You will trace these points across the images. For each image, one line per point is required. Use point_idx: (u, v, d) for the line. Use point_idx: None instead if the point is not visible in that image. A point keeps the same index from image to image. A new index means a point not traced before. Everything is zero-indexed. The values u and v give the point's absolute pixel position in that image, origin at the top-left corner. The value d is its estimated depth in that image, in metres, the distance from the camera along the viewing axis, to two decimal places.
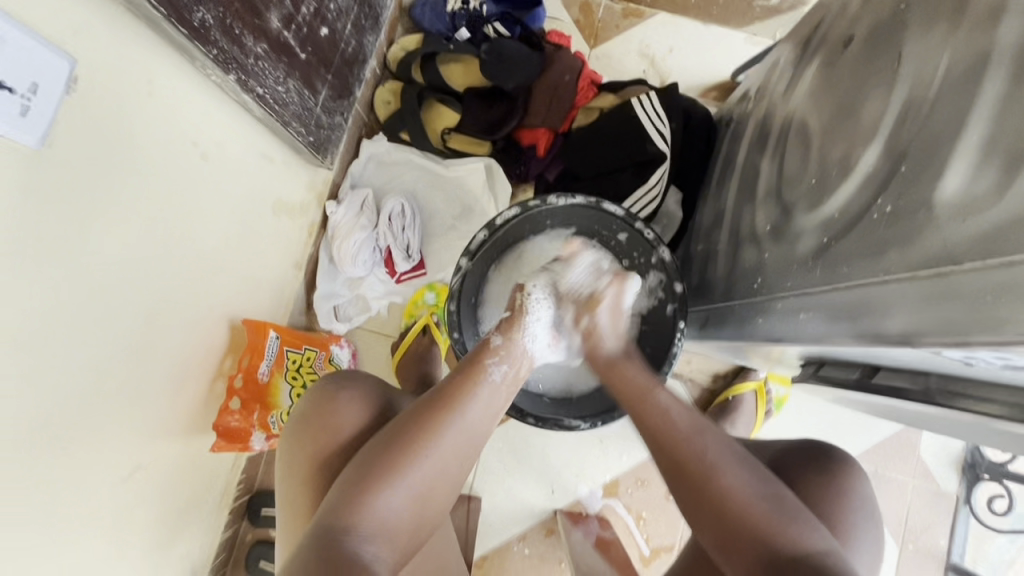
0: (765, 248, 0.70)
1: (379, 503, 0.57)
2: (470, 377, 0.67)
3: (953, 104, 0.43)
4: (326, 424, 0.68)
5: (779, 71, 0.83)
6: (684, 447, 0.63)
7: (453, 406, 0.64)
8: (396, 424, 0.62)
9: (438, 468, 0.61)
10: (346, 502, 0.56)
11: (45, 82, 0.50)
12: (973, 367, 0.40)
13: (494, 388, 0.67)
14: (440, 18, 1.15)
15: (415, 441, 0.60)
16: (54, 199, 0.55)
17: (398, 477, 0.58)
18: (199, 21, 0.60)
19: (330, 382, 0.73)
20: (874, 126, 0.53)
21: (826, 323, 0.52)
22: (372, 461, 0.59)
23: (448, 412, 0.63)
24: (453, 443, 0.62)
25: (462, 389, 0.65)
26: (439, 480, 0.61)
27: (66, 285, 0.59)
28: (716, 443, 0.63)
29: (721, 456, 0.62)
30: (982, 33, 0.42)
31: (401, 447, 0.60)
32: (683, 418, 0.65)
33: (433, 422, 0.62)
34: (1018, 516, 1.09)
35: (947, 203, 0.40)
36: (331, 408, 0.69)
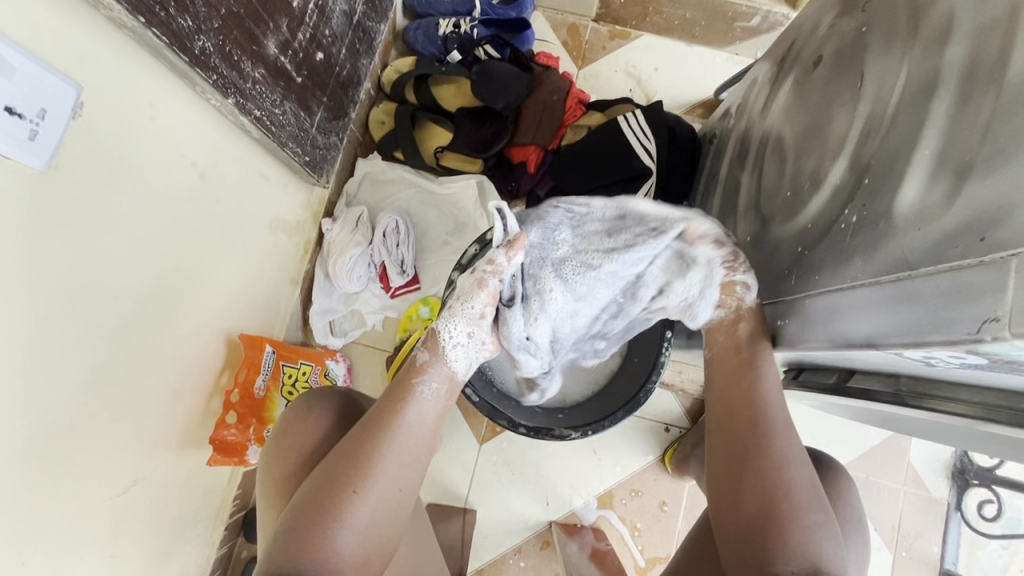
0: (746, 258, 0.73)
1: (323, 543, 0.55)
2: (400, 399, 0.64)
3: (907, 121, 0.46)
4: (289, 452, 0.68)
5: (757, 88, 0.86)
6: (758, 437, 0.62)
7: (384, 431, 0.61)
8: (333, 456, 0.60)
9: (380, 497, 0.59)
10: (289, 541, 0.55)
11: (53, 108, 0.52)
12: (937, 367, 0.42)
13: (430, 406, 0.64)
14: (433, 42, 1.20)
15: (352, 475, 0.58)
16: (42, 215, 0.55)
17: (339, 515, 0.56)
18: (200, 48, 0.63)
19: (301, 402, 0.73)
20: (841, 141, 0.55)
21: (801, 328, 0.54)
22: (315, 498, 0.57)
23: (380, 439, 0.61)
24: (389, 470, 0.60)
25: (392, 413, 0.63)
26: (384, 507, 0.59)
27: (56, 299, 0.59)
28: (795, 443, 0.62)
29: (795, 452, 0.61)
30: (932, 56, 0.45)
31: (340, 481, 0.58)
32: (779, 411, 0.64)
33: (367, 448, 0.60)
34: (1008, 521, 1.11)
35: (905, 212, 0.43)
36: (300, 427, 0.70)
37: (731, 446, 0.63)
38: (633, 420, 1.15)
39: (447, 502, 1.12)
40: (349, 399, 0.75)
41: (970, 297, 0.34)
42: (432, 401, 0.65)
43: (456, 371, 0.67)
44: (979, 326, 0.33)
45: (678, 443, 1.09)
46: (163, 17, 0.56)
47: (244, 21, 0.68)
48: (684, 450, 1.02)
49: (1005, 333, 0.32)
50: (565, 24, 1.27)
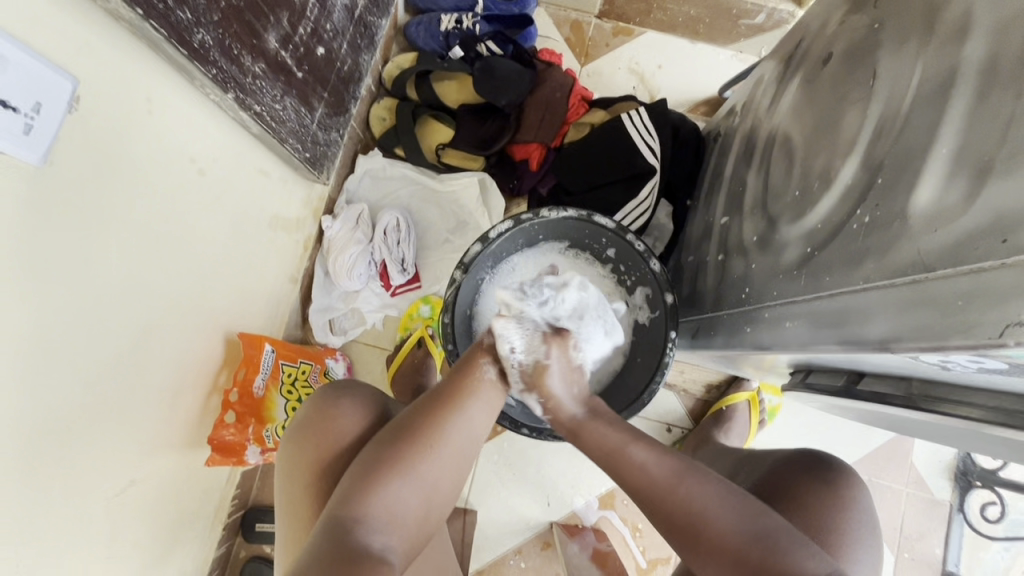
0: (752, 258, 0.72)
1: (391, 495, 0.59)
2: (473, 376, 0.70)
3: (922, 121, 0.45)
4: (335, 421, 0.69)
5: (763, 87, 0.85)
6: (656, 489, 0.62)
7: (458, 403, 0.67)
8: (406, 417, 0.65)
9: (446, 464, 0.64)
10: (360, 487, 0.59)
11: (49, 101, 0.51)
12: (952, 371, 0.42)
13: (494, 388, 0.71)
14: (434, 38, 1.18)
15: (425, 437, 0.63)
16: (36, 211, 0.53)
17: (408, 471, 0.61)
18: (199, 41, 0.61)
19: (333, 389, 0.73)
20: (852, 141, 0.55)
21: (811, 330, 0.53)
22: (383, 456, 0.61)
23: (453, 410, 0.66)
24: (457, 441, 0.65)
25: (467, 389, 0.68)
26: (445, 476, 0.64)
27: (50, 298, 0.57)
28: (704, 481, 0.62)
29: (710, 491, 0.60)
30: (949, 53, 0.44)
31: (413, 441, 0.62)
32: (661, 464, 0.64)
33: (441, 415, 0.65)
34: (1011, 523, 1.10)
35: (921, 212, 0.42)
36: (334, 409, 0.70)
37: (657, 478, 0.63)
38: (635, 421, 1.14)
39: None
40: (380, 393, 0.76)
41: (993, 302, 0.33)
42: (498, 386, 0.71)
43: (515, 383, 0.73)
44: (1002, 330, 0.32)
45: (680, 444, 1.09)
46: (161, 9, 0.55)
47: (244, 14, 0.66)
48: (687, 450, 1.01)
49: None
50: (568, 20, 1.26)
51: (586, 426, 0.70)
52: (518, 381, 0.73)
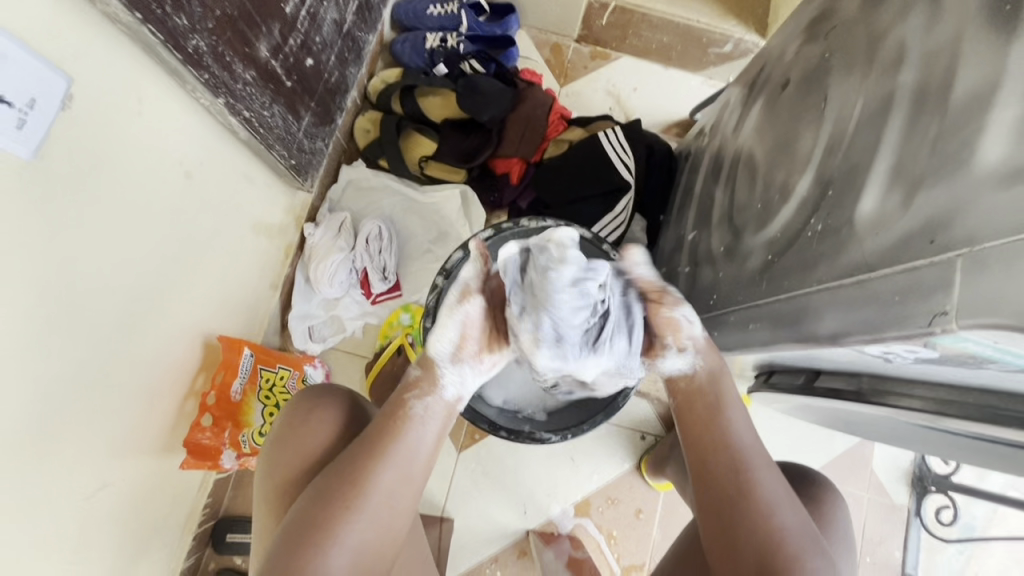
0: (719, 267, 0.76)
1: (319, 553, 0.56)
2: (398, 420, 0.64)
3: (866, 138, 0.50)
4: (291, 447, 0.68)
5: (729, 110, 0.91)
6: (744, 486, 0.61)
7: (383, 451, 0.62)
8: (334, 468, 0.61)
9: (376, 517, 0.60)
10: (290, 542, 0.57)
11: (43, 97, 0.52)
12: (893, 363, 0.45)
13: (425, 430, 0.65)
14: (420, 54, 1.22)
15: (344, 494, 0.59)
16: (24, 203, 0.54)
17: (333, 532, 0.57)
18: (193, 48, 0.63)
19: (304, 398, 0.73)
20: (807, 157, 0.60)
21: (770, 329, 0.57)
22: (309, 512, 0.58)
23: (376, 458, 0.61)
24: (385, 491, 0.61)
25: (392, 434, 0.63)
26: (377, 531, 0.60)
27: (31, 292, 0.58)
28: (774, 480, 0.62)
29: (774, 493, 0.61)
30: (887, 80, 0.49)
31: (340, 494, 0.59)
32: (747, 437, 0.65)
33: (364, 468, 0.61)
34: (964, 526, 1.15)
35: (865, 218, 0.47)
36: (304, 428, 0.69)
37: (728, 486, 0.62)
38: (611, 428, 1.17)
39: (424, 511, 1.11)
40: (353, 402, 0.75)
41: (924, 296, 0.37)
42: (432, 425, 0.65)
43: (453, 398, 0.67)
44: (930, 319, 0.36)
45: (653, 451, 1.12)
46: (159, 15, 0.57)
47: (238, 24, 0.68)
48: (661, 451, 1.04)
49: (954, 325, 0.35)
50: (548, 43, 1.32)
51: (715, 411, 0.67)
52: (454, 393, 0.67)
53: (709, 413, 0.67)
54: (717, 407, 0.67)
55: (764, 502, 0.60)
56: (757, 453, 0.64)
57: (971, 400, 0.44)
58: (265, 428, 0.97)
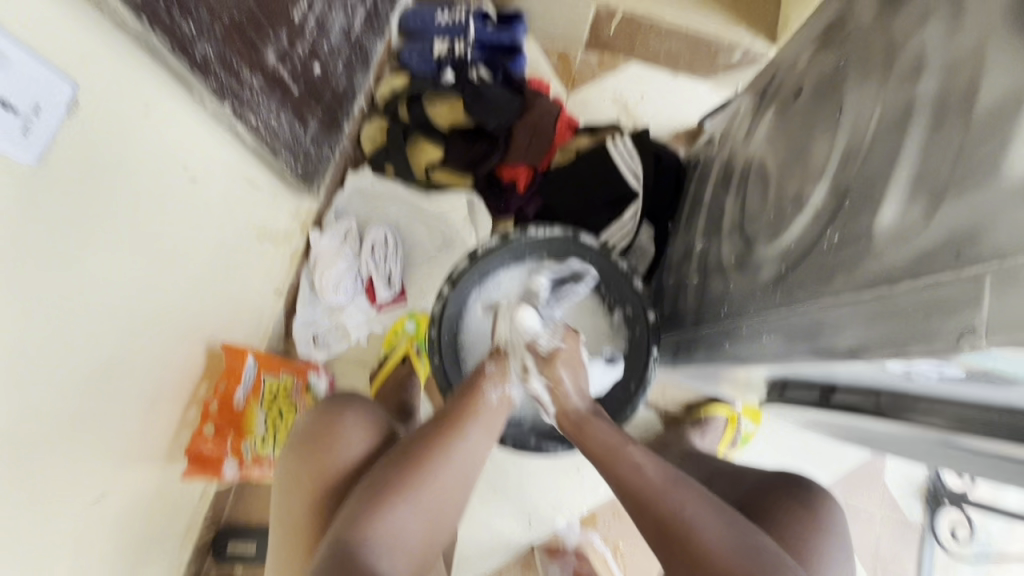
0: (730, 277, 0.75)
1: (393, 521, 0.60)
2: (474, 406, 0.69)
3: (884, 148, 0.49)
4: (331, 438, 0.69)
5: (739, 118, 0.90)
6: (653, 507, 0.58)
7: (459, 435, 0.66)
8: (408, 446, 0.65)
9: (446, 494, 0.63)
10: (368, 511, 0.60)
11: (48, 103, 0.52)
12: (915, 381, 0.44)
13: (496, 419, 0.69)
14: (427, 62, 1.22)
15: (427, 463, 0.63)
16: (28, 211, 0.54)
17: (412, 494, 0.61)
18: (200, 55, 0.63)
19: (334, 398, 0.74)
20: (822, 166, 0.58)
21: (784, 343, 0.56)
22: (388, 479, 0.62)
23: (452, 441, 0.65)
24: (464, 465, 0.65)
25: (472, 414, 0.68)
26: (443, 507, 0.63)
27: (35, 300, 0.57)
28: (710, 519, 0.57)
29: (693, 504, 0.58)
30: (906, 89, 0.48)
31: (414, 469, 0.63)
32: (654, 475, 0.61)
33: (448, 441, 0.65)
34: (981, 544, 1.12)
35: (885, 231, 0.45)
36: (337, 420, 0.71)
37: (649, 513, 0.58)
38: None
39: None
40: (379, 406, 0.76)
41: (949, 312, 0.36)
42: (501, 415, 0.70)
43: (514, 390, 0.70)
44: (958, 338, 0.35)
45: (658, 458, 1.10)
46: (167, 21, 0.56)
47: (245, 31, 0.68)
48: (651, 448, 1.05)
49: (982, 343, 0.33)
50: (556, 50, 1.32)
51: (594, 427, 0.67)
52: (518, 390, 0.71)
53: (603, 452, 0.64)
54: (612, 431, 0.66)
55: (674, 520, 0.57)
56: (656, 474, 0.61)
57: (996, 419, 0.42)
58: (265, 438, 0.97)
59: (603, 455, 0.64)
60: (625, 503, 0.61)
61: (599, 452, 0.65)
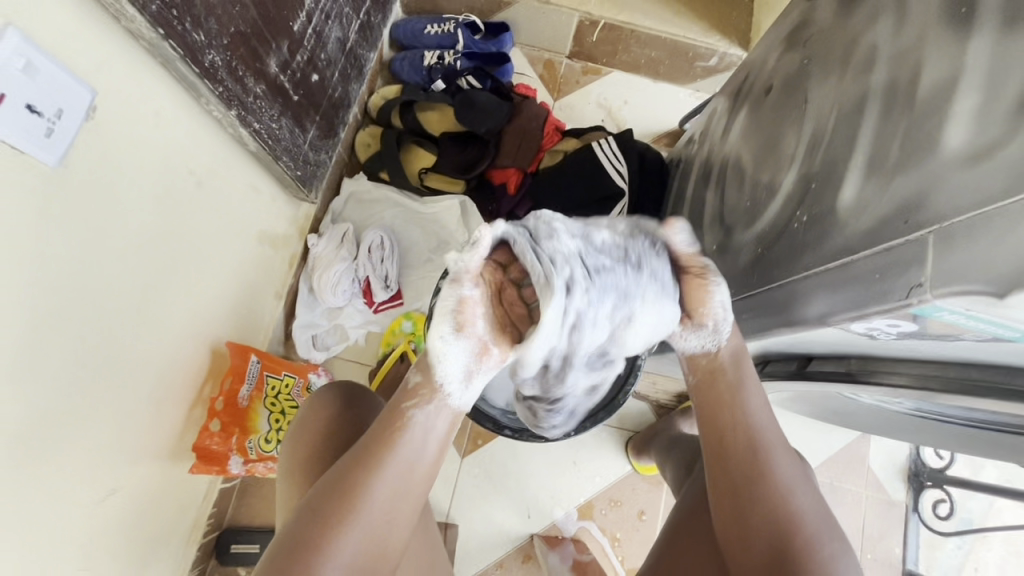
0: (712, 264, 0.79)
1: (316, 558, 0.51)
2: (394, 427, 0.56)
3: (844, 134, 0.54)
4: (307, 434, 0.68)
5: (717, 117, 0.96)
6: (758, 465, 0.59)
7: (383, 458, 0.55)
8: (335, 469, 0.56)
9: (372, 529, 0.53)
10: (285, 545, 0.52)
11: (69, 108, 0.55)
12: (877, 340, 0.48)
13: (442, 423, 0.59)
14: (418, 72, 1.27)
15: (357, 484, 0.54)
16: (47, 210, 0.56)
17: (347, 521, 0.52)
18: (209, 62, 0.66)
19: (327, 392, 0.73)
20: (792, 155, 0.63)
21: (762, 318, 0.61)
22: (320, 505, 0.53)
23: (377, 465, 0.55)
24: (401, 479, 0.56)
25: (400, 425, 0.57)
26: (372, 542, 0.53)
27: (51, 296, 0.60)
28: (795, 466, 0.60)
29: (785, 474, 0.59)
30: (861, 81, 0.53)
31: (339, 500, 0.53)
32: (770, 428, 0.62)
33: (378, 456, 0.55)
34: (961, 520, 1.18)
35: (845, 207, 0.50)
36: (320, 416, 0.68)
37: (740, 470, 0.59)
38: (612, 431, 1.19)
39: None
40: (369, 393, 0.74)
41: (900, 272, 0.41)
42: (433, 430, 0.58)
43: (448, 396, 0.58)
44: (908, 291, 0.39)
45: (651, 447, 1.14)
46: (180, 30, 0.60)
47: (250, 41, 0.72)
48: (642, 437, 1.08)
49: (928, 295, 0.38)
50: (542, 59, 1.37)
51: (734, 397, 0.63)
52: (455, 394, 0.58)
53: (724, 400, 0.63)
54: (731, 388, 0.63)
55: (763, 485, 0.58)
56: (771, 436, 0.61)
57: (952, 374, 0.47)
58: (270, 436, 0.98)
59: (710, 399, 0.64)
60: (708, 448, 0.63)
61: (705, 396, 0.65)
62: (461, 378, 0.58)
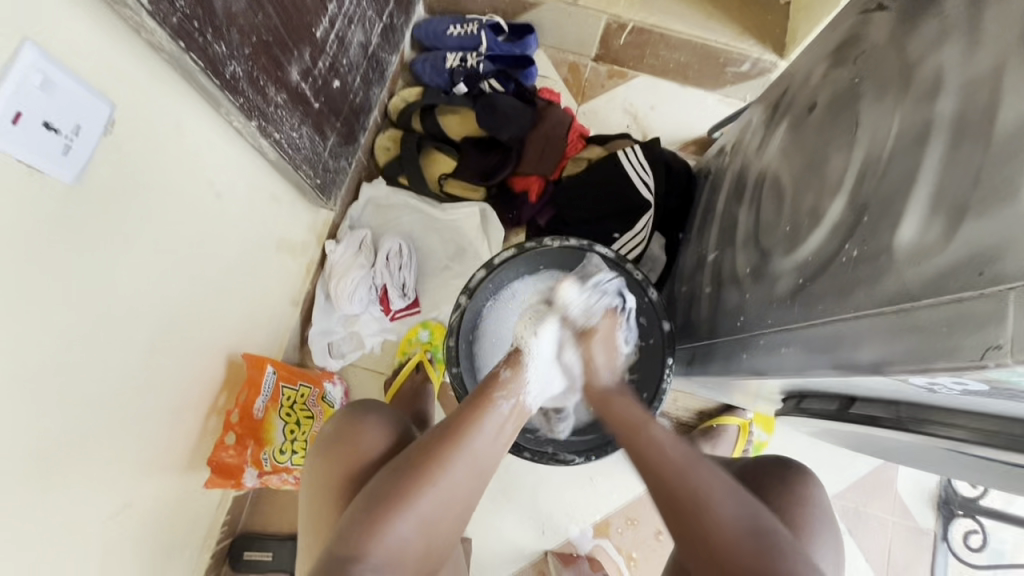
0: (746, 288, 0.76)
1: (395, 529, 0.57)
2: (478, 408, 0.66)
3: (902, 165, 0.50)
4: (349, 445, 0.69)
5: (752, 129, 0.91)
6: (674, 473, 0.62)
7: (462, 437, 0.63)
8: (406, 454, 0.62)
9: (452, 497, 0.61)
10: (367, 525, 0.57)
11: (87, 124, 0.53)
12: (937, 394, 0.45)
13: (501, 423, 0.67)
14: (440, 74, 1.24)
15: (426, 472, 0.60)
16: (63, 227, 0.55)
17: (411, 505, 0.58)
18: (230, 73, 0.64)
19: (355, 409, 0.74)
20: (839, 181, 0.59)
21: (804, 355, 0.57)
22: (386, 487, 0.60)
23: (458, 443, 0.63)
24: (462, 476, 0.61)
25: (474, 418, 0.65)
26: (452, 508, 0.61)
27: (67, 314, 0.58)
28: (712, 474, 0.61)
29: (715, 484, 0.60)
30: (924, 107, 0.49)
31: (401, 486, 0.59)
32: (675, 450, 0.64)
33: (451, 443, 0.62)
34: (993, 552, 1.13)
35: (905, 247, 0.46)
36: (357, 429, 0.70)
37: (664, 481, 0.62)
38: None
39: None
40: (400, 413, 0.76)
41: (975, 328, 0.37)
42: (506, 415, 0.68)
43: (527, 398, 0.71)
44: (982, 353, 0.36)
45: None
46: (200, 42, 0.57)
47: (271, 49, 0.70)
48: None
49: (1008, 360, 0.35)
50: (566, 62, 1.34)
51: (642, 425, 0.69)
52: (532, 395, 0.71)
53: (627, 426, 0.69)
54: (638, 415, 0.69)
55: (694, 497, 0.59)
56: (677, 449, 0.64)
57: (1019, 432, 0.43)
58: (286, 447, 0.98)
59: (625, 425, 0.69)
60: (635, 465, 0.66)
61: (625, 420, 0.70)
62: (541, 387, 0.73)
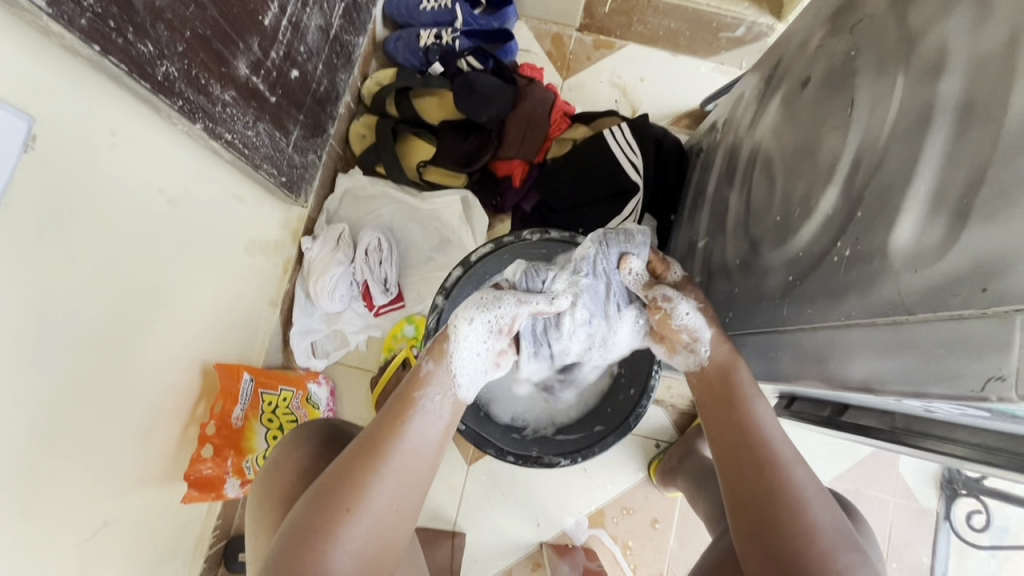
0: (735, 281, 0.71)
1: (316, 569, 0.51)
2: (403, 415, 0.59)
3: (900, 155, 0.44)
4: (284, 477, 0.65)
5: (744, 104, 0.85)
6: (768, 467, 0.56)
7: (387, 452, 0.56)
8: (321, 480, 0.56)
9: (379, 521, 0.54)
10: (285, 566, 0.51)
11: (1, 143, 0.49)
12: (933, 412, 0.43)
13: (429, 421, 0.59)
14: (413, 54, 1.17)
15: (348, 492, 0.54)
16: None
17: (338, 530, 0.52)
18: (163, 74, 0.59)
19: (294, 435, 0.70)
20: (831, 168, 0.54)
21: (796, 362, 0.53)
22: (308, 514, 0.54)
23: (376, 461, 0.56)
24: (393, 489, 0.55)
25: (398, 425, 0.58)
26: (384, 531, 0.55)
27: (8, 343, 0.55)
28: (808, 473, 0.56)
29: (804, 483, 0.55)
30: (925, 89, 0.44)
31: (325, 508, 0.53)
32: (783, 443, 0.58)
33: (374, 455, 0.56)
34: (996, 530, 1.12)
35: (902, 250, 0.42)
36: (291, 456, 0.67)
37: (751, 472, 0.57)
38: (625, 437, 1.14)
39: (435, 525, 1.10)
40: (337, 428, 0.73)
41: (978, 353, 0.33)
42: (439, 417, 0.60)
43: (456, 390, 0.62)
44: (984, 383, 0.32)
45: (664, 454, 1.09)
46: (120, 44, 0.53)
47: (210, 43, 0.64)
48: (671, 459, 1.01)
49: None
50: (549, 33, 1.25)
51: (734, 405, 0.61)
52: (462, 384, 0.62)
53: (716, 405, 0.62)
54: (730, 394, 0.61)
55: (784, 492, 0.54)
56: (777, 441, 0.58)
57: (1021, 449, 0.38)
58: (268, 453, 0.96)
59: (715, 405, 0.62)
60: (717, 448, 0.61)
61: (712, 399, 0.62)
62: (473, 377, 0.63)
